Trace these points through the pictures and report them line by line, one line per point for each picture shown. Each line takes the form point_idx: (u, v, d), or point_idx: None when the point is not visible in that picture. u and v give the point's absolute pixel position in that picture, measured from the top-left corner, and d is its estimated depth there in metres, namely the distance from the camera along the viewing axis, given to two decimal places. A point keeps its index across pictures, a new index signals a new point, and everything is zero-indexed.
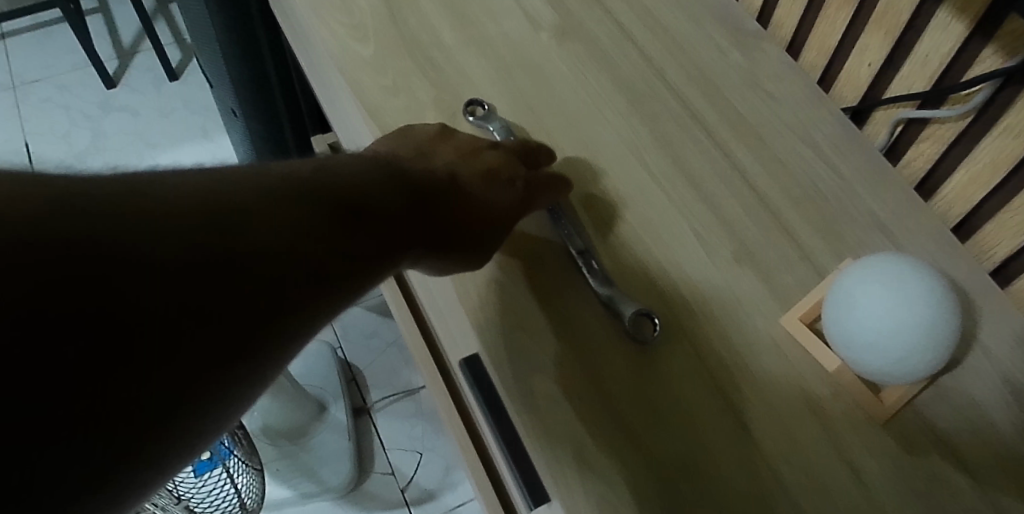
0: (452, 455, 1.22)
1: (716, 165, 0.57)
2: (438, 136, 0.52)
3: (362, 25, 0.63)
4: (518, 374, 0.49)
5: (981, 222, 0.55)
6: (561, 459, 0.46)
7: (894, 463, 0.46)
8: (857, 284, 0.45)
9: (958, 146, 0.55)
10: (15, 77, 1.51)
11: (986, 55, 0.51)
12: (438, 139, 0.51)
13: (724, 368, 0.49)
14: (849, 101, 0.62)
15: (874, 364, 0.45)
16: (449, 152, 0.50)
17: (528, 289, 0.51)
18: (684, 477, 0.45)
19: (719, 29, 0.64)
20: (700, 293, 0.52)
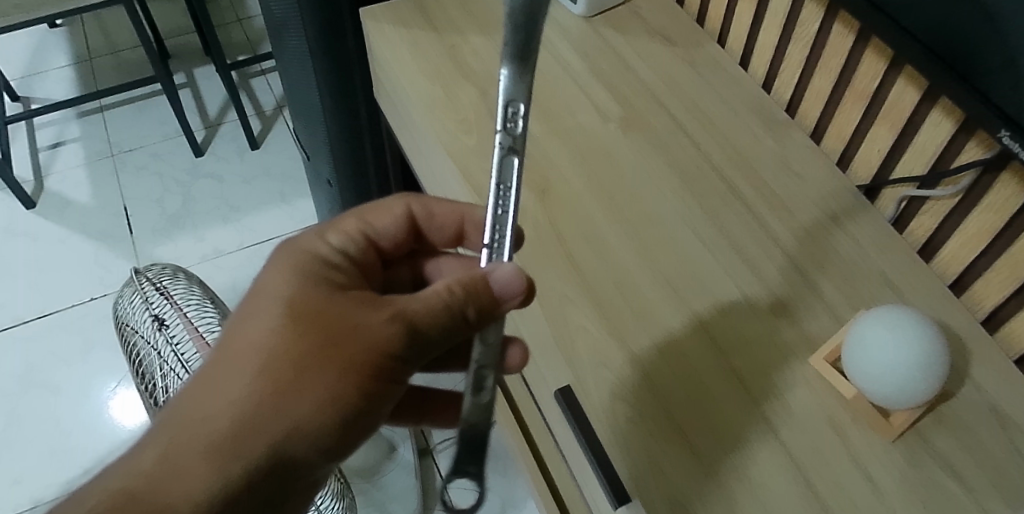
0: (508, 495, 1.29)
1: (754, 233, 0.70)
2: (256, 326, 0.49)
3: (466, 119, 0.80)
4: (603, 398, 0.62)
5: (972, 281, 0.67)
6: (639, 468, 0.59)
7: (903, 473, 0.58)
8: (868, 329, 0.58)
9: (951, 218, 0.68)
10: (113, 146, 1.69)
11: (969, 147, 0.64)
12: (249, 335, 0.49)
13: (766, 397, 0.62)
14: (862, 179, 0.75)
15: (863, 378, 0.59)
16: (270, 344, 0.49)
17: (608, 332, 0.65)
18: (738, 482, 0.58)
19: (754, 119, 0.78)
20: (744, 336, 0.65)
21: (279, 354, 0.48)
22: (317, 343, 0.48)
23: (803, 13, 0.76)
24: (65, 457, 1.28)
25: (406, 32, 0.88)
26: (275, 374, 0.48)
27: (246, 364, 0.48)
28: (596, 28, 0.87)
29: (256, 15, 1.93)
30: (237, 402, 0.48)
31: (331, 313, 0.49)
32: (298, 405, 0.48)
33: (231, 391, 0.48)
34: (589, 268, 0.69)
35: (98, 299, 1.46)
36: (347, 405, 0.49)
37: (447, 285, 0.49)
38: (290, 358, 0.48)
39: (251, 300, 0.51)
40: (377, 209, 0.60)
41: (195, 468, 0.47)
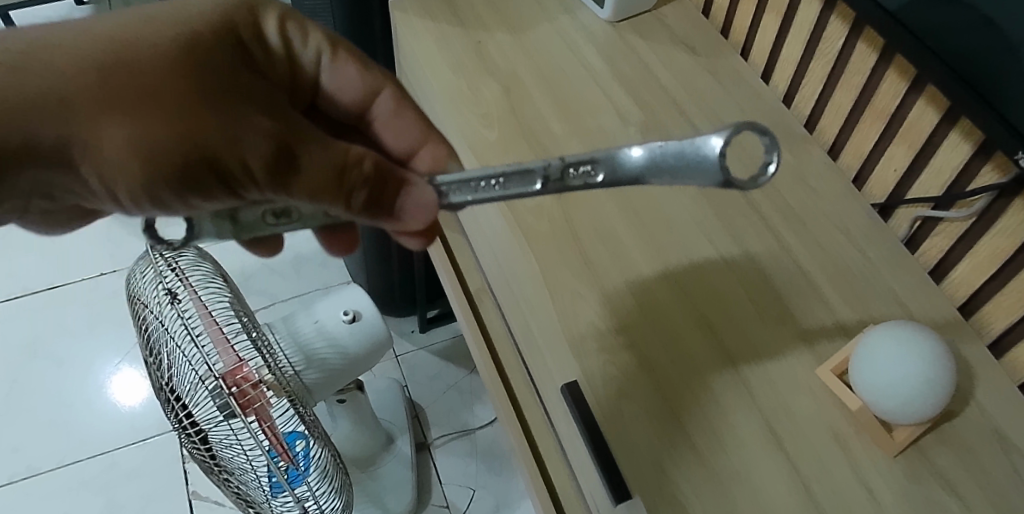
0: (502, 495, 1.29)
1: (768, 243, 0.71)
2: (151, 43, 0.51)
3: (488, 114, 0.81)
4: (610, 396, 0.63)
5: (982, 304, 0.68)
6: (642, 468, 0.60)
7: (902, 489, 0.59)
8: (877, 342, 0.59)
9: (964, 241, 0.68)
10: None
11: (985, 171, 0.65)
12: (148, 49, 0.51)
13: (771, 405, 0.62)
14: (877, 198, 0.76)
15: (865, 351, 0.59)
16: (150, 55, 0.50)
17: (617, 332, 0.66)
18: (738, 487, 0.59)
19: (774, 132, 0.79)
20: (753, 344, 0.65)
21: (149, 74, 0.50)
22: (190, 93, 0.50)
23: (827, 30, 0.76)
24: (64, 430, 1.29)
25: (433, 25, 0.89)
26: (121, 85, 0.49)
27: (108, 56, 0.49)
28: (621, 33, 0.88)
29: None
30: (67, 85, 0.48)
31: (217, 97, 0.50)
32: (120, 118, 0.49)
33: (87, 49, 0.49)
34: (601, 267, 0.70)
35: (108, 275, 1.46)
36: (165, 164, 0.49)
37: (361, 154, 0.49)
38: (151, 88, 0.49)
39: (169, 15, 0.53)
40: (348, 55, 0.63)
41: (51, 63, 0.48)
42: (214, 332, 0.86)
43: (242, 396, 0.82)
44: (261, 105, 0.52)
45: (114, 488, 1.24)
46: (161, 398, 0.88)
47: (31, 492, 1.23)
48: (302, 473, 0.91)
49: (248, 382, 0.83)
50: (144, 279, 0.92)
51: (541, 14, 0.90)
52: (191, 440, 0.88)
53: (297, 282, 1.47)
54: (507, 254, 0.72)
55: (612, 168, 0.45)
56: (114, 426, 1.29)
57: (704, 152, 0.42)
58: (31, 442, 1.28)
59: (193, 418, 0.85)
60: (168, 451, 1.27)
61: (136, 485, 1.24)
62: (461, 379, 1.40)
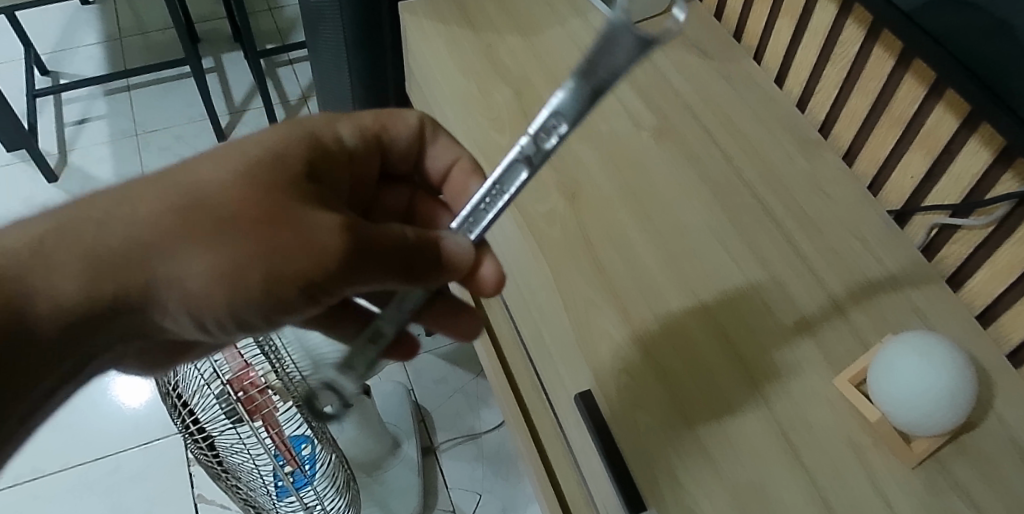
0: (509, 498, 1.27)
1: (783, 250, 0.70)
2: (220, 174, 0.49)
3: (499, 118, 0.80)
4: (623, 406, 0.62)
5: (1001, 313, 0.67)
6: (656, 479, 0.59)
7: (921, 500, 0.58)
8: (897, 353, 0.58)
9: (983, 249, 0.67)
10: (137, 125, 1.69)
11: (1006, 179, 0.64)
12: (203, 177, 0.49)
13: (787, 415, 0.61)
14: (893, 204, 0.75)
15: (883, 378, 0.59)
16: (220, 186, 0.49)
17: (631, 340, 0.65)
18: (754, 498, 0.58)
19: (788, 137, 0.78)
20: (768, 352, 0.64)
21: (222, 205, 0.48)
22: (266, 209, 0.48)
23: (843, 34, 0.75)
24: (69, 432, 1.29)
25: (443, 29, 0.88)
26: (192, 220, 0.47)
27: (180, 202, 0.48)
28: None
29: (287, 6, 1.94)
30: (145, 236, 0.47)
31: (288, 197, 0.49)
32: (197, 250, 0.47)
33: (158, 196, 0.48)
34: (615, 275, 0.69)
35: None
36: (251, 288, 0.49)
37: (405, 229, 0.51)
38: (225, 217, 0.48)
39: (238, 142, 0.52)
40: (392, 116, 0.62)
41: (124, 226, 0.47)
42: None
43: (248, 402, 0.80)
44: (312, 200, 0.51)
45: (119, 491, 1.23)
46: (167, 403, 0.86)
47: (35, 494, 1.22)
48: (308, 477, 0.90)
49: (254, 386, 0.80)
50: None
51: (552, 17, 0.89)
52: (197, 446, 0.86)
53: None
54: (519, 261, 0.72)
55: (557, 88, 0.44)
56: (120, 428, 1.29)
57: (609, 27, 0.40)
58: (36, 444, 1.27)
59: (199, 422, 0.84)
60: (173, 455, 1.26)
61: (142, 488, 1.23)
62: (467, 382, 1.39)
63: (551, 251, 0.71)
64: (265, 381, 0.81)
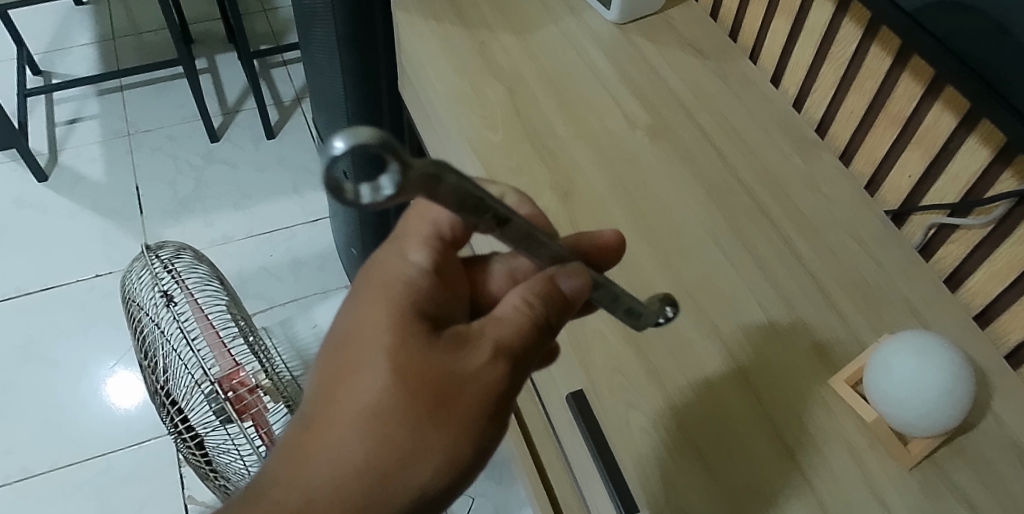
0: (502, 501, 1.22)
1: (778, 249, 0.69)
2: (350, 388, 0.40)
3: (492, 115, 0.79)
4: (616, 406, 0.62)
5: (999, 313, 0.66)
6: (649, 480, 0.58)
7: (918, 504, 0.57)
8: (892, 353, 0.57)
9: (981, 248, 0.67)
10: (129, 126, 1.68)
11: (1005, 177, 0.63)
12: (353, 401, 0.40)
13: (783, 416, 0.60)
14: (890, 204, 0.74)
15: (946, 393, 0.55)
16: (355, 403, 0.40)
17: (624, 340, 0.65)
18: (749, 500, 0.57)
19: (784, 136, 0.77)
20: (763, 352, 0.63)
21: (382, 420, 0.40)
22: (424, 389, 0.40)
23: (840, 33, 0.75)
24: (58, 432, 1.27)
25: (438, 27, 0.87)
26: (374, 450, 0.40)
27: (339, 434, 0.40)
28: (627, 35, 0.86)
29: (282, 7, 1.94)
30: (339, 487, 0.39)
31: (425, 366, 0.41)
32: (402, 468, 0.40)
33: (323, 445, 0.40)
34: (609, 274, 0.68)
35: (103, 276, 1.44)
36: (467, 462, 0.41)
37: (522, 296, 0.43)
38: (391, 420, 0.40)
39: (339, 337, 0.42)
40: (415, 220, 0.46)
41: (323, 504, 0.39)
42: (210, 334, 0.85)
43: (238, 401, 0.81)
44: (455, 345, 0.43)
45: (109, 492, 1.21)
46: (156, 401, 0.84)
47: (24, 493, 1.21)
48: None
49: (246, 386, 0.82)
50: (139, 280, 0.91)
51: (547, 16, 0.88)
52: (182, 445, 0.86)
53: (294, 286, 1.45)
54: None
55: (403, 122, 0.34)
56: (111, 429, 1.27)
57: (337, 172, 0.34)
58: (25, 443, 1.26)
59: (187, 422, 0.83)
60: (163, 457, 1.24)
61: (132, 489, 1.21)
62: None
63: None
64: (256, 381, 0.83)
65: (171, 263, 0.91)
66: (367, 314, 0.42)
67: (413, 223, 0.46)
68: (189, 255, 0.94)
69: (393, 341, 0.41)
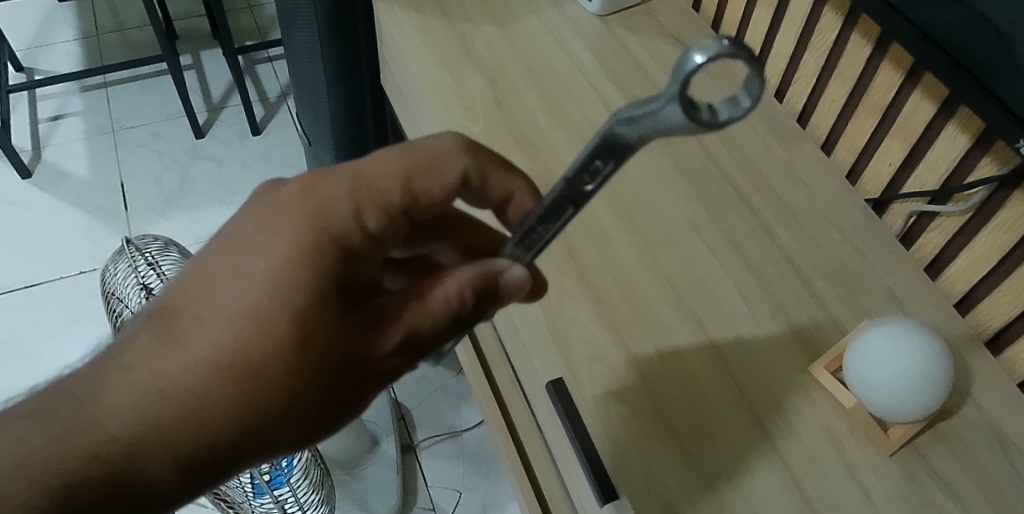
0: (491, 496, 1.21)
1: (759, 239, 0.69)
2: (241, 309, 0.44)
3: (473, 106, 0.79)
4: (596, 395, 0.61)
5: (979, 300, 0.66)
6: (629, 469, 0.58)
7: (898, 490, 0.57)
8: (871, 339, 0.57)
9: (960, 235, 0.67)
10: (113, 122, 1.67)
11: (984, 163, 0.63)
12: (237, 321, 0.44)
13: (764, 404, 0.60)
14: (871, 193, 0.74)
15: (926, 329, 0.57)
16: (257, 348, 0.44)
17: (605, 329, 0.64)
18: (729, 488, 0.57)
19: (765, 125, 0.77)
20: (744, 340, 0.63)
21: (280, 388, 0.44)
22: (329, 370, 0.45)
23: (821, 22, 0.75)
24: None
25: (418, 18, 0.86)
26: (248, 377, 0.44)
27: (232, 393, 0.44)
28: (609, 26, 0.86)
29: (267, 3, 1.93)
30: (215, 441, 0.44)
31: (314, 313, 0.45)
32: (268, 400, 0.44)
33: (212, 396, 0.43)
34: (589, 263, 0.68)
35: (87, 273, 1.43)
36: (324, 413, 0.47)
37: (451, 288, 0.47)
38: (286, 390, 0.44)
39: (245, 261, 0.45)
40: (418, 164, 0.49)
41: (188, 408, 0.43)
42: None
43: None
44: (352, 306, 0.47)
45: None
46: None
47: None
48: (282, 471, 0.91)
49: None
50: (120, 274, 0.90)
51: (528, 8, 0.88)
52: None
53: None
54: None
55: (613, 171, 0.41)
56: None
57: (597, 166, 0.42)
58: None
59: None
60: None
61: None
62: (447, 380, 1.32)
63: None
64: None
65: (153, 256, 0.90)
66: (276, 249, 0.45)
67: (401, 166, 0.49)
68: (172, 247, 0.92)
69: (309, 300, 0.45)
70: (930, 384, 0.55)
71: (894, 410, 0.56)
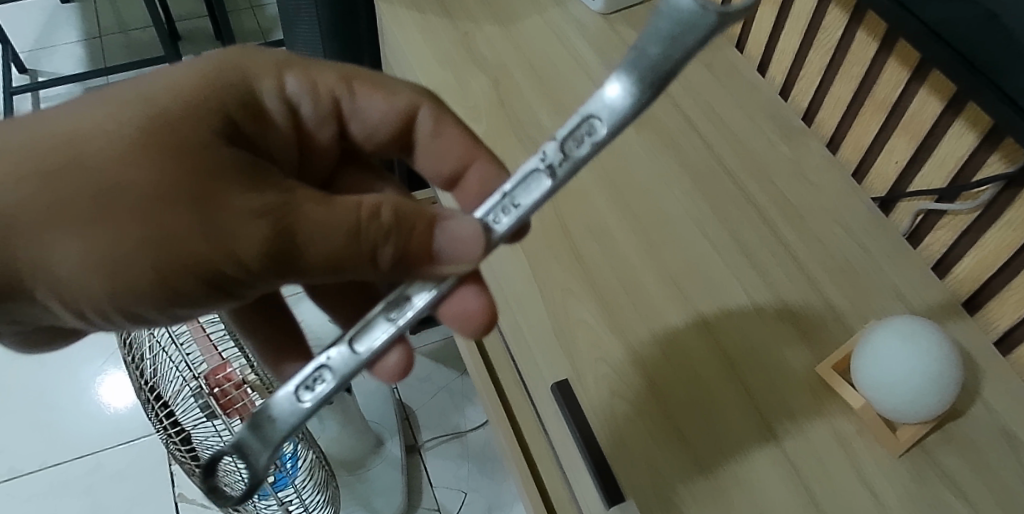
0: (496, 496, 1.21)
1: (766, 238, 0.69)
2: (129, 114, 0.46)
3: (476, 106, 0.79)
4: (602, 397, 0.61)
5: (988, 299, 0.66)
6: (635, 472, 0.58)
7: (907, 491, 0.56)
8: (881, 340, 0.56)
9: (969, 234, 0.66)
10: None
11: (992, 160, 0.62)
12: (116, 121, 0.45)
13: (771, 405, 0.60)
14: (878, 192, 0.74)
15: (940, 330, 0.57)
16: (130, 156, 0.44)
17: (610, 330, 0.64)
18: (736, 490, 0.56)
19: (771, 124, 0.77)
20: (750, 341, 0.63)
21: (114, 179, 0.43)
22: (174, 185, 0.44)
23: (826, 19, 0.74)
24: (46, 431, 1.26)
25: (420, 17, 0.86)
26: (107, 169, 0.43)
27: (56, 152, 0.43)
28: (612, 25, 0.85)
29: (270, 4, 1.92)
30: (18, 204, 0.42)
31: (193, 151, 0.45)
32: (116, 202, 0.43)
33: (36, 153, 0.43)
34: (593, 264, 0.68)
35: None
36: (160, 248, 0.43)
37: (370, 202, 0.46)
38: (116, 186, 0.43)
39: (151, 87, 0.48)
40: (367, 85, 0.57)
41: (39, 170, 0.43)
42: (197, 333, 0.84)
43: (224, 397, 0.81)
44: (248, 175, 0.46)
45: (97, 491, 1.20)
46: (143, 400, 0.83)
47: (12, 493, 1.20)
48: (288, 475, 0.92)
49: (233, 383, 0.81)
50: None
51: (531, 6, 0.87)
52: None
53: None
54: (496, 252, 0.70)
55: (611, 114, 0.41)
56: (101, 428, 1.26)
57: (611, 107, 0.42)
58: (12, 442, 1.24)
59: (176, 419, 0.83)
60: (153, 453, 1.23)
61: (122, 488, 1.20)
62: (452, 380, 1.32)
63: (530, 242, 0.69)
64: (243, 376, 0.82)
65: None
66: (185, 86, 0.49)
67: (347, 74, 0.57)
68: None
69: (192, 133, 0.47)
70: (940, 384, 0.54)
71: (903, 410, 0.55)
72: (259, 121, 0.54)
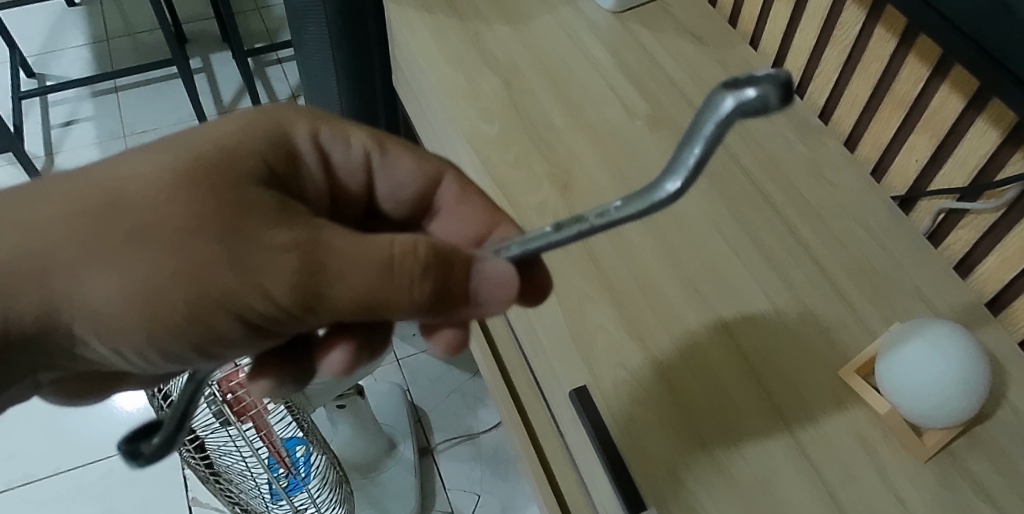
0: (509, 498, 1.20)
1: (785, 239, 0.68)
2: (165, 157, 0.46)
3: (488, 108, 0.78)
4: (621, 403, 0.60)
5: (1012, 299, 0.65)
6: (656, 479, 0.57)
7: (933, 496, 0.55)
8: (908, 344, 0.55)
9: (992, 233, 0.65)
10: (125, 127, 1.66)
11: (1016, 159, 0.61)
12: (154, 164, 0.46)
13: (793, 410, 0.59)
14: (897, 190, 0.73)
15: (968, 334, 0.57)
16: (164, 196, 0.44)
17: (628, 334, 0.63)
18: (760, 496, 0.55)
19: (787, 123, 0.76)
20: (771, 345, 0.62)
21: (147, 217, 0.44)
22: (204, 221, 0.44)
23: (843, 15, 0.73)
24: (59, 436, 1.26)
25: (430, 18, 0.85)
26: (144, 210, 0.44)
27: (96, 192, 0.44)
28: (624, 23, 0.84)
29: (277, 5, 1.92)
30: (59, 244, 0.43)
31: (226, 189, 0.46)
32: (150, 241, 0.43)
33: (76, 190, 0.45)
34: (609, 267, 0.67)
35: None
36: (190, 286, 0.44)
37: (406, 240, 0.45)
38: (144, 223, 0.44)
39: (189, 131, 0.49)
40: (399, 146, 0.58)
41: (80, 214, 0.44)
42: None
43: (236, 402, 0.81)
44: (280, 213, 0.46)
45: (111, 496, 1.20)
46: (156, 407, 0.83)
47: (27, 498, 1.20)
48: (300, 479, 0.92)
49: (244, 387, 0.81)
50: None
51: (541, 6, 0.86)
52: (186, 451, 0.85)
53: None
54: None
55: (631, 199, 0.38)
56: (113, 432, 1.26)
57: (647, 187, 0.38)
58: (25, 447, 1.24)
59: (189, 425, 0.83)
60: (167, 457, 1.23)
61: (134, 493, 1.20)
62: (464, 382, 1.31)
63: None
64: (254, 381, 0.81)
65: None
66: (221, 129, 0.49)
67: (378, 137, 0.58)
68: None
69: (226, 172, 0.47)
70: (967, 389, 0.53)
71: (930, 416, 0.54)
72: (293, 164, 0.53)
